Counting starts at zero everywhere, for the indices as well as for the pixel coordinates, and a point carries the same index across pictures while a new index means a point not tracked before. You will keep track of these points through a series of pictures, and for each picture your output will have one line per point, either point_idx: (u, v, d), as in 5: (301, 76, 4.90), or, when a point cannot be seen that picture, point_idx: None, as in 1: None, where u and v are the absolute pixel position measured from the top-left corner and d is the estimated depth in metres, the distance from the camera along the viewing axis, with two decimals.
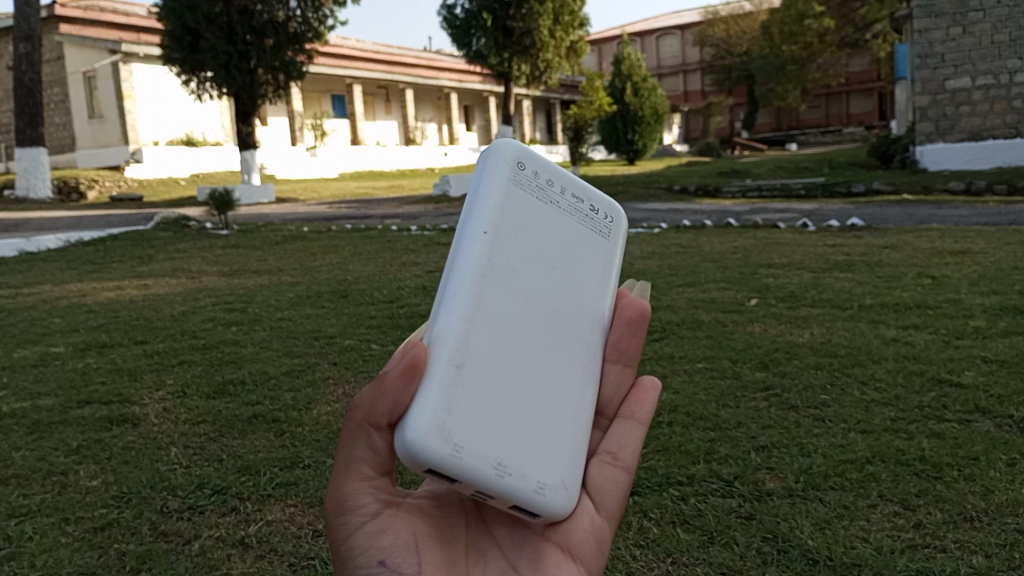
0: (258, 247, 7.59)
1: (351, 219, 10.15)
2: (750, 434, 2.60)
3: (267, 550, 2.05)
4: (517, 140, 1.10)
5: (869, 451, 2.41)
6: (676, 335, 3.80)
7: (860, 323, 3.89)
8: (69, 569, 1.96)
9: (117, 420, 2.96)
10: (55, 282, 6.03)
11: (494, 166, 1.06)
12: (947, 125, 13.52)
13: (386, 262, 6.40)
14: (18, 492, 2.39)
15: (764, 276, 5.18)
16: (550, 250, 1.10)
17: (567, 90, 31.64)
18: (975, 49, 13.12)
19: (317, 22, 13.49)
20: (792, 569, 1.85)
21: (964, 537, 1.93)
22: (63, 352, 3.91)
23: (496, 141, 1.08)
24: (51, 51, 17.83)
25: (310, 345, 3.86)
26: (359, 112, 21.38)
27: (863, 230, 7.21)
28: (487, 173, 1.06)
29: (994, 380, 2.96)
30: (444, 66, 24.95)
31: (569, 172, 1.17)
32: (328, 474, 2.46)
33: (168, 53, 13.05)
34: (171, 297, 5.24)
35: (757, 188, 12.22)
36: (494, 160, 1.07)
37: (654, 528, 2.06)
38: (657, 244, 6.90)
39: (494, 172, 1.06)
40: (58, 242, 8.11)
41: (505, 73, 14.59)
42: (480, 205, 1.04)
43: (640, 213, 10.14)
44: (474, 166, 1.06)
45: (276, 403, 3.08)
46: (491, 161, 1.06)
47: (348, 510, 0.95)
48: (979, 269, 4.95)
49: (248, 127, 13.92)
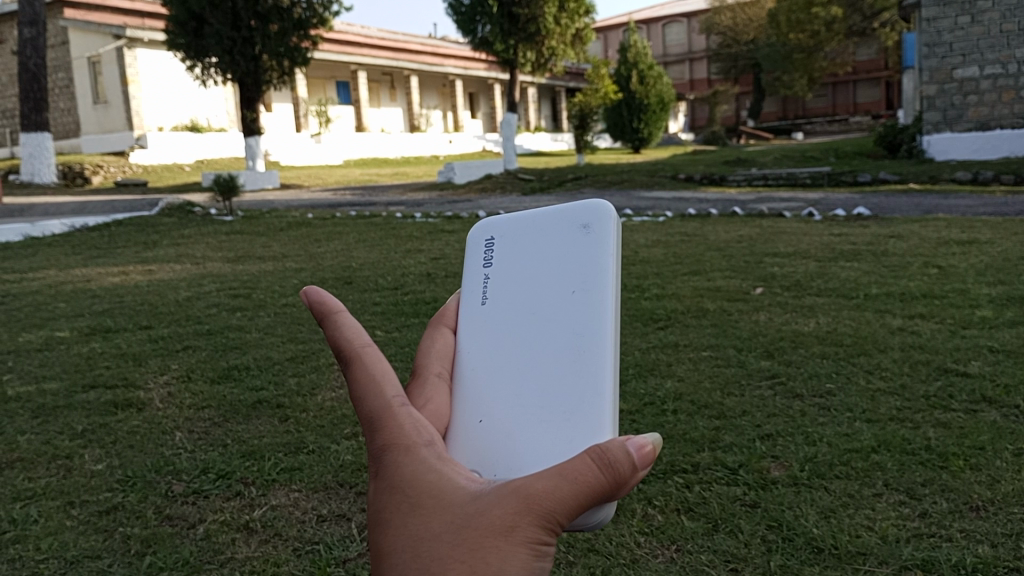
0: (262, 233, 7.59)
1: (355, 206, 10.16)
2: (755, 422, 2.60)
3: (272, 534, 2.05)
4: (577, 205, 0.94)
5: (874, 440, 2.40)
6: (681, 323, 3.80)
7: (867, 311, 3.87)
8: (74, 552, 1.96)
9: (122, 404, 2.97)
10: (60, 267, 6.03)
11: (613, 230, 0.90)
12: (954, 115, 13.45)
13: (391, 250, 6.38)
14: (23, 475, 2.40)
15: (769, 265, 5.17)
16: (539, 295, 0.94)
17: (571, 77, 31.35)
18: (984, 38, 13.01)
19: (322, 8, 13.48)
20: (797, 557, 1.85)
21: (970, 526, 1.92)
22: (68, 337, 3.91)
23: (607, 209, 0.92)
24: (56, 36, 17.83)
25: (315, 332, 3.86)
26: (363, 99, 21.31)
27: (869, 219, 7.16)
28: (604, 232, 0.90)
29: (1000, 370, 2.94)
30: (448, 53, 24.89)
31: (516, 215, 1.01)
32: (334, 458, 2.46)
33: (173, 38, 13.00)
34: (176, 282, 5.26)
35: (762, 176, 12.16)
36: (597, 216, 0.91)
37: (659, 515, 2.06)
38: (662, 232, 6.89)
39: (605, 236, 0.90)
40: (64, 227, 8.16)
41: (511, 60, 14.68)
42: (609, 274, 0.88)
43: (645, 202, 10.09)
44: (609, 236, 0.89)
45: (281, 389, 3.08)
46: (609, 222, 0.91)
47: (545, 525, 0.70)
48: (986, 259, 4.91)
49: (252, 112, 13.85)
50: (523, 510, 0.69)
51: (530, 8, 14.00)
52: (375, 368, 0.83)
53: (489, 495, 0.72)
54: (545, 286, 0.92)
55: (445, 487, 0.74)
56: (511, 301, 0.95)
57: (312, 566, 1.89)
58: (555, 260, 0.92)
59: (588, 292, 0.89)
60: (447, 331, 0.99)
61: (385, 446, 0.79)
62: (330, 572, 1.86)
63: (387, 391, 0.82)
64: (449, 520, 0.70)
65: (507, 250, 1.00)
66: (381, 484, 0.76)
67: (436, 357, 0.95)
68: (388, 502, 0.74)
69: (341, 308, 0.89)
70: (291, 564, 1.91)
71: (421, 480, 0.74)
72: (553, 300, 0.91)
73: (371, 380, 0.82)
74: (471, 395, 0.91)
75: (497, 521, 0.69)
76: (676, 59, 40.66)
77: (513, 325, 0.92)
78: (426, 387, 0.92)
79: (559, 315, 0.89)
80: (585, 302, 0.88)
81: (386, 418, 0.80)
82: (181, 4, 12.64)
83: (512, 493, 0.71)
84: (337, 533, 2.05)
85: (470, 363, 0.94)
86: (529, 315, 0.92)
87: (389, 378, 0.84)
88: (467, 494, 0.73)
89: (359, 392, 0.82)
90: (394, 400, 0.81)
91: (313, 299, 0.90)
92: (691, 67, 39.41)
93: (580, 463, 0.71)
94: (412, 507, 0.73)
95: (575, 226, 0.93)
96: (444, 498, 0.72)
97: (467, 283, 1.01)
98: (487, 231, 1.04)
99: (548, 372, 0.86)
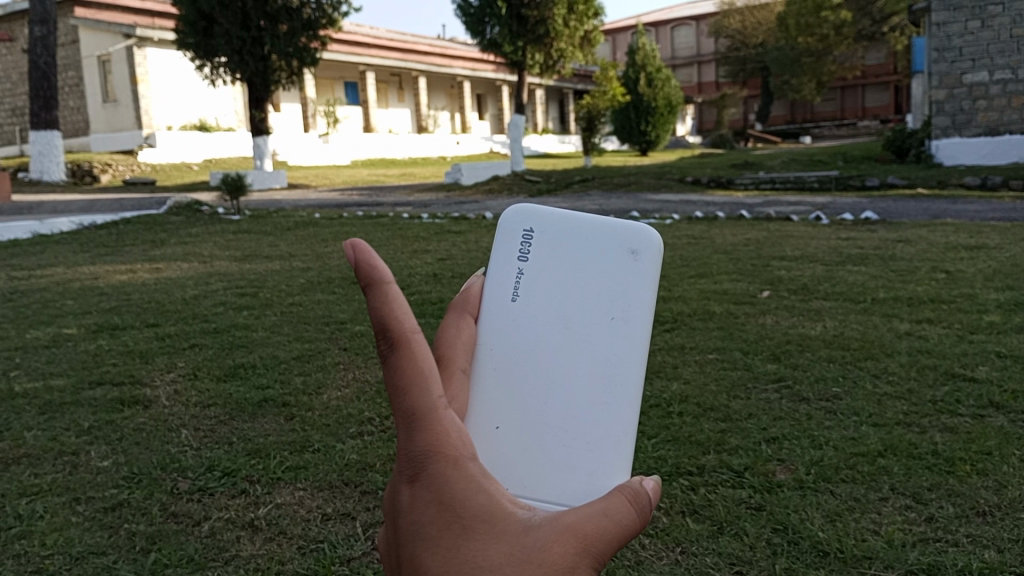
0: (269, 232, 7.60)
1: (362, 206, 10.19)
2: (761, 425, 2.59)
3: (276, 532, 2.05)
4: (628, 227, 0.88)
5: (880, 444, 2.39)
6: (687, 326, 3.78)
7: (874, 316, 3.86)
8: (80, 548, 1.97)
9: (128, 402, 2.97)
10: (68, 264, 6.05)
11: (655, 267, 0.87)
12: (963, 120, 13.40)
13: (397, 250, 6.37)
14: (29, 471, 2.40)
15: (776, 268, 5.16)
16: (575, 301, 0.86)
17: (580, 78, 31.37)
18: (993, 43, 12.98)
19: (331, 8, 13.51)
20: (802, 561, 1.84)
21: (977, 532, 1.91)
22: (75, 334, 3.93)
23: (654, 242, 0.88)
24: (67, 35, 17.94)
25: (321, 331, 3.86)
26: (371, 100, 21.35)
27: (877, 224, 7.14)
28: (648, 266, 0.87)
29: (1008, 375, 2.93)
30: (456, 54, 24.92)
31: (559, 211, 0.91)
32: (339, 457, 2.46)
33: (183, 38, 13.05)
34: (183, 281, 5.27)
35: (770, 180, 12.13)
36: (644, 244, 0.87)
37: (663, 518, 2.05)
38: (669, 234, 6.88)
39: (650, 268, 0.87)
40: (71, 225, 8.18)
41: (519, 62, 14.61)
42: (649, 307, 0.85)
43: (652, 204, 10.09)
44: (652, 271, 0.87)
45: (287, 387, 3.08)
46: (656, 256, 0.87)
47: (595, 564, 0.66)
48: (994, 265, 4.89)
49: (260, 112, 13.87)
50: (580, 551, 0.65)
51: (538, 10, 14.01)
52: (427, 363, 0.70)
53: (540, 524, 0.66)
54: (583, 302, 0.86)
55: (497, 508, 0.66)
56: (551, 311, 0.86)
57: (316, 565, 1.89)
58: (596, 278, 0.87)
59: (625, 321, 0.85)
60: (469, 319, 0.87)
61: (429, 451, 0.68)
62: (333, 571, 1.86)
63: (435, 390, 0.70)
64: (507, 545, 0.64)
65: (547, 249, 0.89)
66: (421, 492, 0.67)
67: (458, 351, 0.84)
68: (432, 516, 0.65)
69: (390, 278, 0.72)
70: (295, 563, 1.91)
71: (472, 498, 0.66)
72: (590, 319, 0.85)
73: (422, 374, 0.69)
74: (493, 398, 0.84)
75: (556, 556, 0.64)
76: (685, 62, 40.59)
77: (545, 335, 0.85)
78: (452, 382, 0.82)
79: (594, 338, 0.85)
80: (622, 331, 0.84)
81: (436, 421, 0.69)
82: (191, 3, 12.69)
83: (565, 528, 0.66)
84: (342, 532, 2.05)
85: (490, 364, 0.85)
86: (561, 329, 0.86)
87: (437, 375, 0.71)
88: (519, 522, 0.66)
89: (406, 384, 0.69)
90: (441, 402, 0.70)
91: (361, 261, 0.71)
92: (699, 70, 39.37)
93: (617, 507, 0.71)
94: (464, 529, 0.64)
95: (621, 250, 0.88)
96: (500, 524, 0.65)
97: (494, 266, 0.89)
98: (525, 220, 0.91)
99: (579, 394, 0.84)
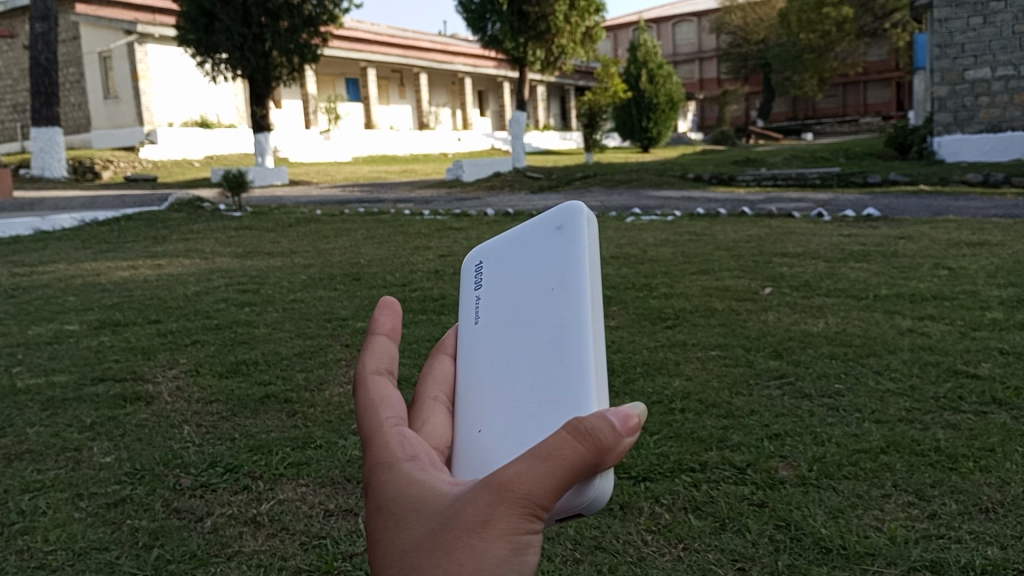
0: (270, 229, 7.58)
1: (363, 203, 10.20)
2: (763, 422, 2.59)
3: (279, 528, 2.06)
4: (553, 209, 0.87)
5: (883, 441, 2.39)
6: (688, 322, 3.79)
7: (876, 312, 3.86)
8: (83, 544, 1.97)
9: (130, 398, 2.97)
10: (70, 261, 6.05)
11: (586, 227, 0.82)
12: (965, 116, 13.37)
13: (399, 246, 6.37)
14: (32, 467, 2.41)
15: (777, 265, 5.15)
16: (517, 293, 0.87)
17: (581, 74, 31.37)
18: (996, 39, 12.92)
19: (332, 5, 13.47)
20: (805, 557, 1.84)
21: (980, 528, 1.91)
22: (77, 330, 3.92)
23: (575, 207, 0.84)
24: (68, 32, 18.00)
25: (323, 327, 3.86)
26: (372, 96, 21.36)
27: (880, 220, 7.12)
28: (574, 230, 0.82)
29: (1011, 371, 2.93)
30: (457, 51, 24.91)
31: (500, 241, 0.96)
32: (341, 454, 2.45)
33: (184, 35, 13.02)
34: (185, 277, 5.26)
35: (771, 177, 12.11)
36: (568, 214, 0.84)
37: (666, 514, 2.06)
38: (670, 231, 6.86)
39: (578, 231, 0.82)
40: (73, 221, 8.16)
41: (520, 58, 14.54)
42: (586, 264, 0.80)
43: (654, 201, 10.07)
44: (572, 230, 0.82)
45: (288, 383, 3.08)
46: (582, 219, 0.83)
47: (526, 513, 0.61)
48: (996, 262, 4.88)
49: (261, 109, 13.83)
50: (502, 500, 0.61)
51: (540, 6, 14.00)
52: (377, 395, 0.79)
53: (466, 493, 0.64)
54: (528, 290, 0.85)
55: (425, 493, 0.66)
56: (504, 313, 0.88)
57: (319, 561, 1.89)
58: (533, 268, 0.86)
59: (567, 286, 0.80)
60: (445, 357, 0.93)
61: (372, 464, 0.72)
62: (336, 568, 1.86)
63: (383, 411, 0.77)
64: (431, 523, 0.63)
65: (498, 269, 0.94)
66: (369, 502, 0.70)
67: (435, 383, 0.89)
68: (373, 518, 0.68)
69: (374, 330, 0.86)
70: (298, 558, 1.91)
71: (405, 490, 0.67)
72: (537, 299, 0.83)
73: (371, 400, 0.78)
74: (469, 411, 0.83)
75: (473, 513, 0.61)
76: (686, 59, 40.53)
77: (503, 333, 0.86)
78: (424, 410, 0.85)
79: (545, 313, 0.81)
80: (563, 297, 0.80)
81: (377, 435, 0.74)
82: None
83: (488, 484, 0.62)
84: (344, 527, 2.05)
85: (465, 376, 0.88)
86: (514, 323, 0.85)
87: (389, 399, 0.78)
88: (447, 497, 0.65)
89: (358, 415, 0.78)
90: (387, 420, 0.76)
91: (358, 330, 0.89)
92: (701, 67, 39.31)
93: (553, 439, 0.63)
94: (395, 521, 0.66)
95: (551, 228, 0.86)
96: (425, 504, 0.65)
97: (463, 310, 0.96)
98: (479, 257, 0.99)
99: (534, 365, 0.79)
